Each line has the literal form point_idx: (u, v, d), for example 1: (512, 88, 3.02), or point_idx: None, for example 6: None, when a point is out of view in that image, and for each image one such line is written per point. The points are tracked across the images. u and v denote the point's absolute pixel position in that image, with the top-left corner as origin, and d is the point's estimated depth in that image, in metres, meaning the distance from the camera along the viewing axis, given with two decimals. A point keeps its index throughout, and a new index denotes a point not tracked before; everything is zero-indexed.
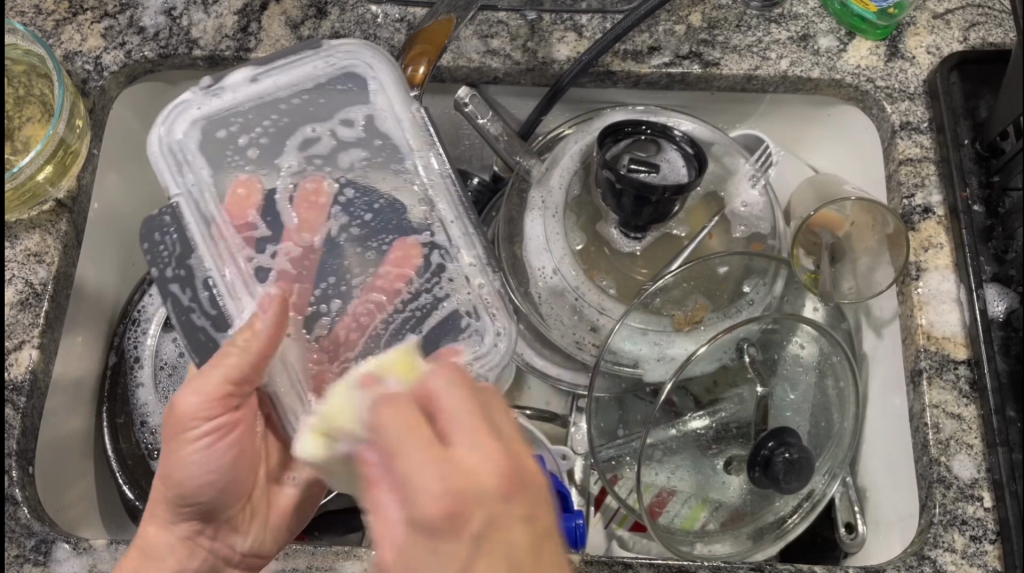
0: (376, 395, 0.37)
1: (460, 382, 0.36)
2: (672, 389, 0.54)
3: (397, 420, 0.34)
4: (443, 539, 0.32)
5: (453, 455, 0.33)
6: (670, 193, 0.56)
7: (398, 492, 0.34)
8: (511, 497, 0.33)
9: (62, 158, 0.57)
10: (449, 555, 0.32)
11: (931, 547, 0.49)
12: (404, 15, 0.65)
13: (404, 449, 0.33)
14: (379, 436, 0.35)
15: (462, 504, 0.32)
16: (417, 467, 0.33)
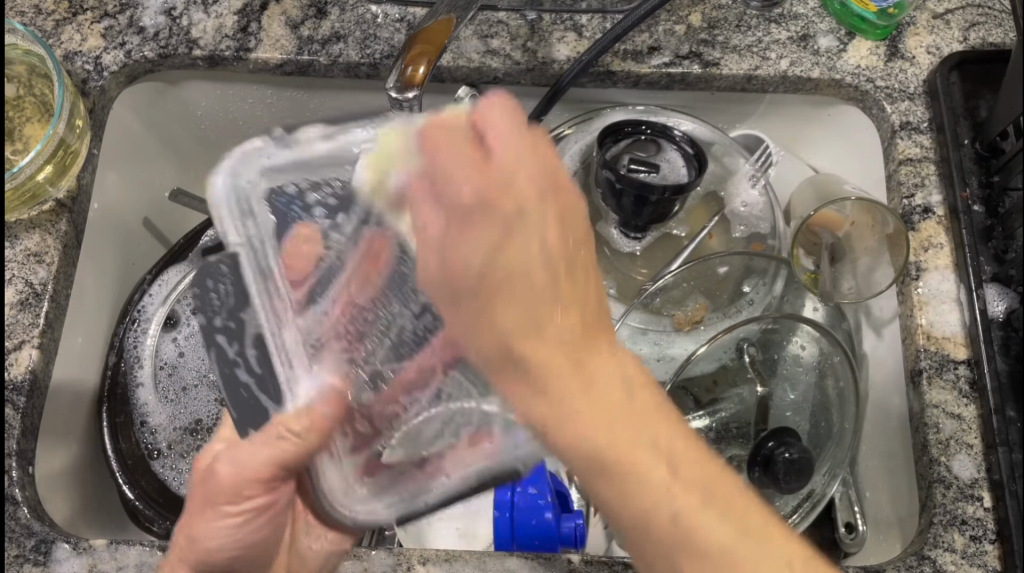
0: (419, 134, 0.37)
1: (495, 129, 0.37)
2: (672, 389, 0.56)
3: (457, 145, 0.36)
4: (479, 224, 0.36)
5: (490, 166, 0.37)
6: (669, 193, 0.56)
7: (444, 218, 0.36)
8: (574, 262, 0.38)
9: (61, 159, 0.57)
10: (486, 239, 0.36)
11: (931, 547, 0.49)
12: (403, 15, 0.65)
13: (444, 159, 0.36)
14: (434, 170, 0.36)
15: (495, 194, 0.36)
16: (453, 169, 0.36)
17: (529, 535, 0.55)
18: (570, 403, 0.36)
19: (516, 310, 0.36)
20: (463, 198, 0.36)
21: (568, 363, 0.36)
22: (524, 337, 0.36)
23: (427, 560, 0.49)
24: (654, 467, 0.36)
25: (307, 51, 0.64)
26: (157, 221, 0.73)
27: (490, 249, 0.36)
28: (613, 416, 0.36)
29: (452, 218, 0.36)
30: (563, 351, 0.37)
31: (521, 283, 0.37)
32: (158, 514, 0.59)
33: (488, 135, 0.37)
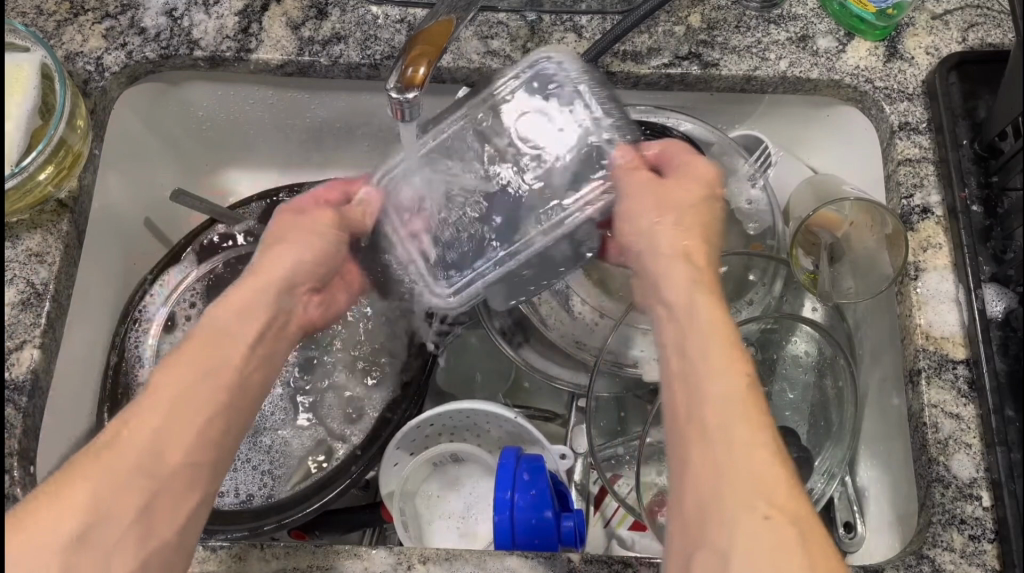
0: (698, 466, 0.39)
1: (717, 465, 0.39)
2: None
3: (722, 447, 0.39)
4: (716, 470, 0.39)
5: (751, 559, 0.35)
6: (672, 193, 0.58)
7: (697, 541, 0.38)
8: (770, 508, 0.37)
9: (61, 159, 0.57)
10: (723, 458, 0.39)
11: (930, 546, 0.49)
12: (404, 16, 0.65)
13: (706, 458, 0.39)
14: (688, 418, 0.42)
15: (704, 514, 0.38)
16: (719, 503, 0.38)
17: (528, 533, 0.53)
18: (720, 542, 0.37)
19: (700, 443, 0.40)
20: (742, 392, 0.41)
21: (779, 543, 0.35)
22: (718, 350, 0.43)
23: (427, 559, 0.49)
24: None
25: (307, 52, 0.64)
26: (158, 221, 0.73)
27: (734, 400, 0.41)
28: None
29: (695, 484, 0.39)
30: (782, 546, 0.35)
31: (711, 401, 0.41)
32: None
33: (692, 422, 0.41)
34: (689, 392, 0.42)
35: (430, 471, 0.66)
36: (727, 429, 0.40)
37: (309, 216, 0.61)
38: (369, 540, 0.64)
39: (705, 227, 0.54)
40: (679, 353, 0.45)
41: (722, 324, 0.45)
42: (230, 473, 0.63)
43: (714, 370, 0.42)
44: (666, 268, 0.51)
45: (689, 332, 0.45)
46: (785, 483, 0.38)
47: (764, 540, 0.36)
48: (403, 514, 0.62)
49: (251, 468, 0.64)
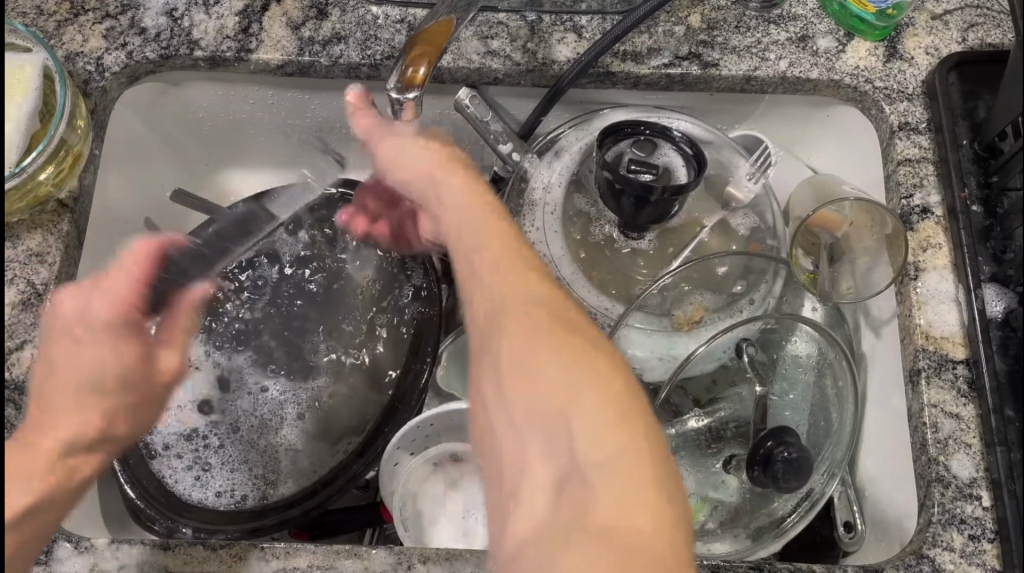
0: (481, 273, 0.44)
1: (487, 276, 0.43)
2: (671, 389, 0.57)
3: (495, 252, 0.44)
4: (495, 278, 0.43)
5: (510, 347, 0.39)
6: (669, 193, 0.56)
7: (480, 352, 0.41)
8: (539, 314, 0.40)
9: (62, 159, 0.57)
10: (487, 277, 0.43)
11: (930, 546, 0.49)
12: (404, 16, 0.65)
13: (483, 272, 0.44)
14: (465, 253, 0.46)
15: (486, 322, 0.42)
16: (491, 300, 0.42)
17: None
18: (494, 335, 0.40)
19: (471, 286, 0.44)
20: (485, 241, 0.46)
21: (539, 327, 0.39)
22: (468, 205, 0.49)
23: (427, 559, 0.49)
24: (546, 390, 0.37)
25: (308, 52, 0.64)
26: (159, 222, 0.74)
27: (485, 247, 0.45)
28: (550, 396, 0.37)
29: (475, 301, 0.43)
30: (546, 328, 0.39)
31: (473, 244, 0.46)
32: (160, 513, 0.59)
33: (471, 235, 0.47)
34: (468, 232, 0.47)
35: (430, 472, 0.66)
36: (492, 255, 0.44)
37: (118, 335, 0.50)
38: (369, 540, 0.65)
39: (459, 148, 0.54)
40: (444, 219, 0.51)
41: (475, 185, 0.51)
42: (229, 474, 0.63)
43: (452, 208, 0.50)
44: (415, 168, 0.54)
45: (441, 199, 0.51)
46: (560, 301, 0.42)
47: (524, 333, 0.39)
48: (403, 515, 0.62)
49: (251, 469, 0.63)
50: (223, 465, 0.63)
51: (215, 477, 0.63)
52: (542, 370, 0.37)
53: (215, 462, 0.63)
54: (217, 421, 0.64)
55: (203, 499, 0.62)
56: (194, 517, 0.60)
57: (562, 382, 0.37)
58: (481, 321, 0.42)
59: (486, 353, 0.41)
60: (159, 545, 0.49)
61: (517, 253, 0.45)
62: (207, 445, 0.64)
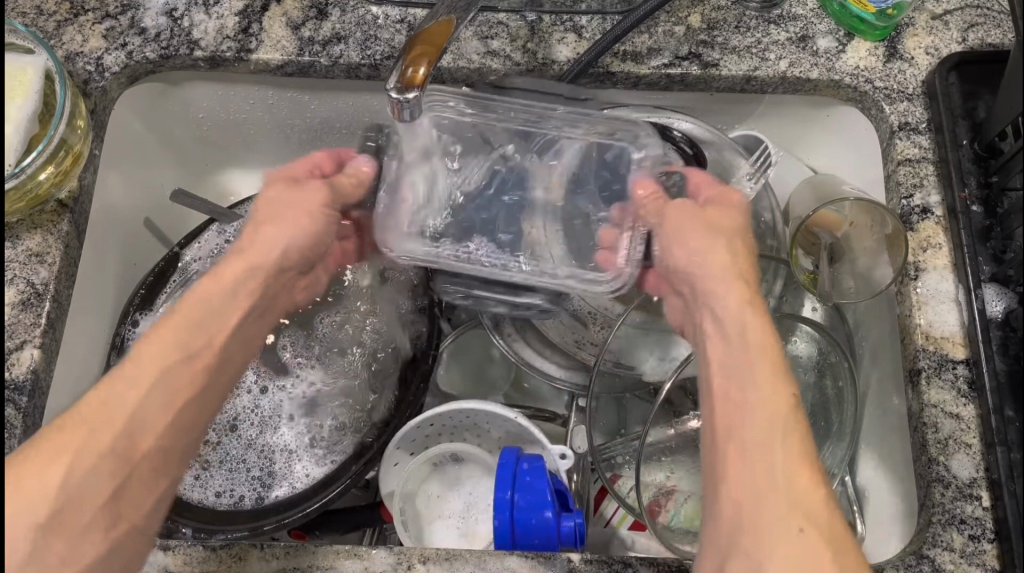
0: (761, 435, 0.42)
1: (765, 444, 0.41)
2: (672, 388, 0.56)
3: (784, 426, 0.42)
4: (763, 451, 0.41)
5: (779, 557, 0.38)
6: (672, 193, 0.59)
7: (738, 532, 0.40)
8: (818, 535, 0.38)
9: (61, 159, 0.57)
10: (762, 444, 0.42)
11: (930, 547, 0.49)
12: (404, 16, 0.65)
13: (756, 440, 0.42)
14: (722, 398, 0.45)
15: (746, 501, 0.40)
16: (757, 481, 0.41)
17: (529, 533, 0.53)
18: (757, 522, 0.39)
19: (745, 474, 0.41)
20: (781, 422, 0.42)
21: (821, 553, 0.38)
22: (740, 350, 0.46)
23: (427, 559, 0.49)
24: None
25: (307, 52, 0.64)
26: (158, 222, 0.73)
27: (776, 444, 0.41)
28: None
29: (738, 465, 0.42)
30: (822, 556, 0.38)
31: (741, 398, 0.44)
32: None
33: (742, 386, 0.44)
34: (738, 377, 0.45)
35: (430, 472, 0.66)
36: (768, 424, 0.42)
37: (305, 191, 0.58)
38: (369, 540, 0.65)
39: (752, 259, 0.52)
40: (719, 346, 0.47)
41: (762, 339, 0.46)
42: (227, 473, 0.63)
43: (717, 340, 0.48)
44: (714, 290, 0.50)
45: (734, 343, 0.47)
46: (841, 534, 0.39)
47: (808, 559, 0.37)
48: (403, 514, 0.62)
49: (248, 467, 0.64)
50: (221, 463, 0.64)
51: (212, 474, 0.63)
52: None
53: (212, 459, 0.64)
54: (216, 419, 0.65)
55: (200, 497, 0.62)
56: (193, 516, 0.60)
57: None
58: (745, 498, 0.41)
59: (742, 537, 0.39)
60: (158, 545, 0.49)
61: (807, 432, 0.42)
62: (206, 443, 0.64)
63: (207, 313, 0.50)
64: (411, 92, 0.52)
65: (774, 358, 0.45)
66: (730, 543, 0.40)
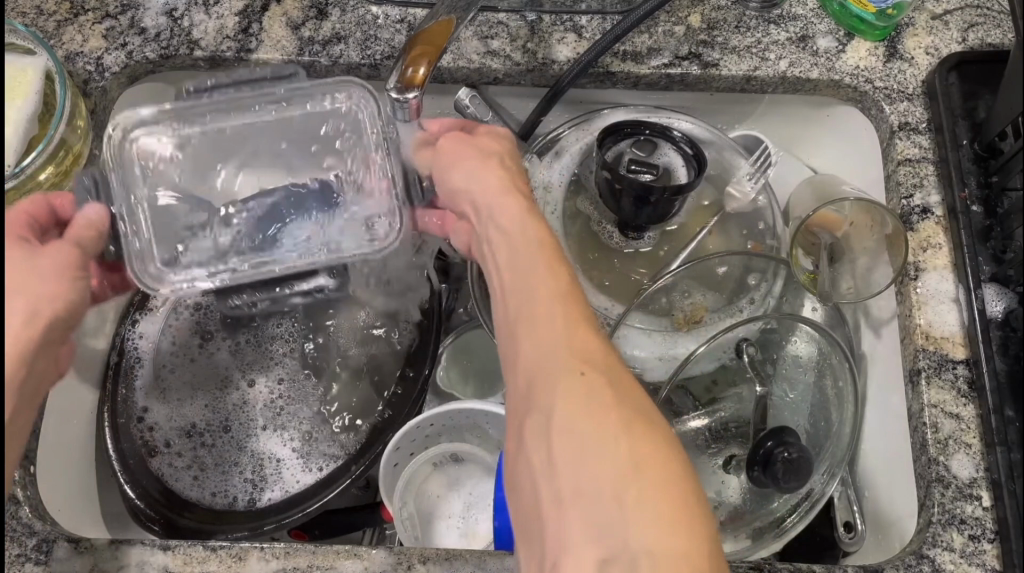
0: (541, 296, 0.44)
1: (553, 305, 0.43)
2: (672, 387, 0.57)
3: (555, 296, 0.44)
4: (564, 309, 0.43)
5: (553, 391, 0.39)
6: (669, 193, 0.56)
7: (530, 375, 0.41)
8: (597, 379, 0.39)
9: (61, 160, 0.58)
10: (569, 310, 0.43)
11: (930, 547, 0.49)
12: (404, 16, 0.65)
13: (535, 306, 0.44)
14: (514, 275, 0.48)
15: (566, 348, 0.41)
16: (532, 339, 0.42)
17: None
18: (544, 366, 0.41)
19: (540, 327, 0.43)
20: (558, 357, 0.40)
21: (584, 389, 0.39)
22: (522, 242, 0.49)
23: (427, 559, 0.49)
24: (613, 441, 0.37)
25: (307, 52, 0.64)
26: None
27: (574, 317, 0.43)
28: (601, 453, 0.36)
29: (522, 331, 0.44)
30: (609, 394, 0.39)
31: (527, 280, 0.46)
32: (160, 514, 0.60)
33: (523, 265, 0.47)
34: (525, 259, 0.48)
35: (430, 472, 0.66)
36: (558, 293, 0.44)
37: (42, 255, 0.53)
38: (369, 540, 0.65)
39: (520, 176, 0.57)
40: (506, 273, 0.48)
41: (546, 237, 0.49)
42: (222, 473, 0.63)
43: (504, 224, 0.52)
44: (501, 205, 0.53)
45: (520, 269, 0.47)
46: (635, 387, 0.40)
47: (576, 395, 0.39)
48: (403, 514, 0.62)
49: (243, 469, 0.63)
50: (217, 464, 0.63)
51: (209, 476, 0.62)
52: (571, 428, 0.38)
53: (210, 461, 0.63)
54: (213, 420, 0.64)
55: (196, 497, 0.62)
56: (193, 516, 0.60)
57: (619, 453, 0.36)
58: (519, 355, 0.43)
59: (536, 377, 0.41)
60: (159, 545, 0.49)
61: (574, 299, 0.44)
62: (203, 442, 0.63)
63: (10, 399, 0.47)
64: (411, 93, 0.53)
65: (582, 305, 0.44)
66: (526, 385, 0.41)
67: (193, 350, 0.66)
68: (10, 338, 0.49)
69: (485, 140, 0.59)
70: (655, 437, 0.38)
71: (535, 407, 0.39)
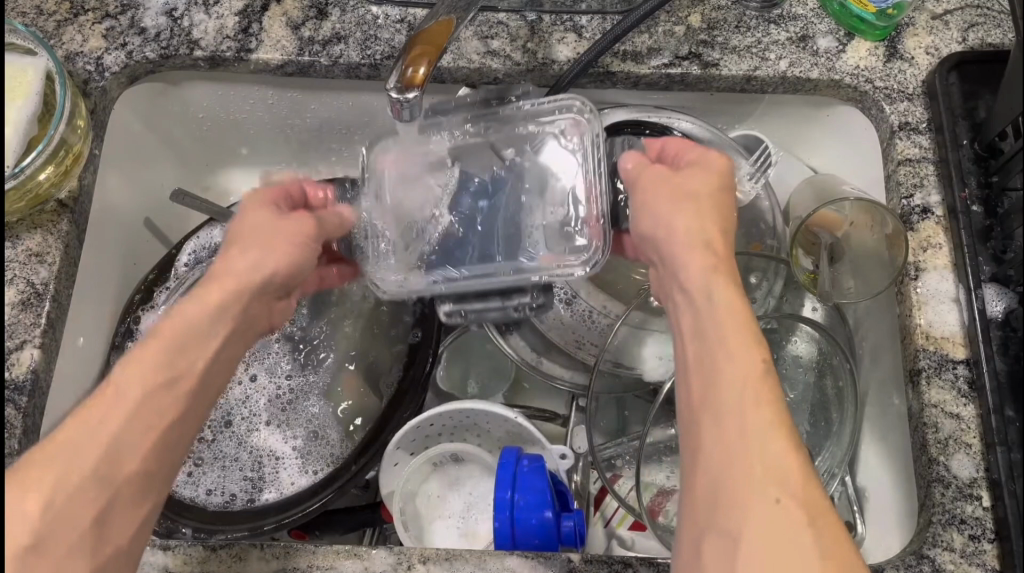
0: (713, 293, 0.42)
1: (721, 301, 0.42)
2: None
3: (728, 304, 0.42)
4: (737, 320, 0.41)
5: (725, 411, 0.38)
6: None
7: (700, 381, 0.40)
8: (769, 407, 0.38)
9: (62, 159, 0.57)
10: (737, 315, 0.41)
11: (930, 546, 0.49)
12: (404, 16, 0.65)
13: (717, 307, 0.42)
14: (665, 248, 0.47)
15: (706, 364, 0.40)
16: (722, 341, 0.40)
17: (529, 533, 0.53)
18: (719, 369, 0.39)
19: (707, 331, 0.41)
20: (755, 454, 0.36)
21: (761, 422, 0.37)
22: (681, 219, 0.47)
23: (427, 559, 0.49)
24: (767, 480, 0.35)
25: (307, 52, 0.64)
26: (158, 222, 0.73)
27: (742, 326, 0.40)
28: (769, 500, 0.35)
29: (696, 329, 0.42)
30: (771, 432, 0.37)
31: (692, 267, 0.44)
32: (160, 512, 0.59)
33: (676, 231, 0.47)
34: (676, 242, 0.46)
35: (430, 472, 0.66)
36: (731, 303, 0.42)
37: (283, 221, 0.54)
38: (369, 540, 0.65)
39: (723, 216, 0.48)
40: (695, 359, 0.41)
41: (709, 234, 0.46)
42: (219, 472, 0.63)
43: (665, 205, 0.49)
44: (684, 261, 0.45)
45: (707, 338, 0.41)
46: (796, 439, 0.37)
47: (753, 430, 0.37)
48: (403, 515, 0.62)
49: (240, 468, 0.63)
50: (214, 462, 0.63)
51: (203, 473, 0.63)
52: (742, 449, 0.37)
53: (205, 458, 0.63)
54: (212, 418, 0.65)
55: (191, 496, 0.61)
56: (193, 516, 0.60)
57: (776, 501, 0.35)
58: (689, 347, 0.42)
59: (697, 386, 0.40)
60: (158, 545, 0.49)
61: (747, 313, 0.41)
62: (201, 441, 0.64)
63: (199, 334, 0.44)
64: (412, 92, 0.53)
65: (782, 402, 0.38)
66: (696, 396, 0.40)
67: None
68: (233, 281, 0.48)
69: (685, 177, 0.51)
70: (813, 491, 0.36)
71: (698, 412, 0.39)
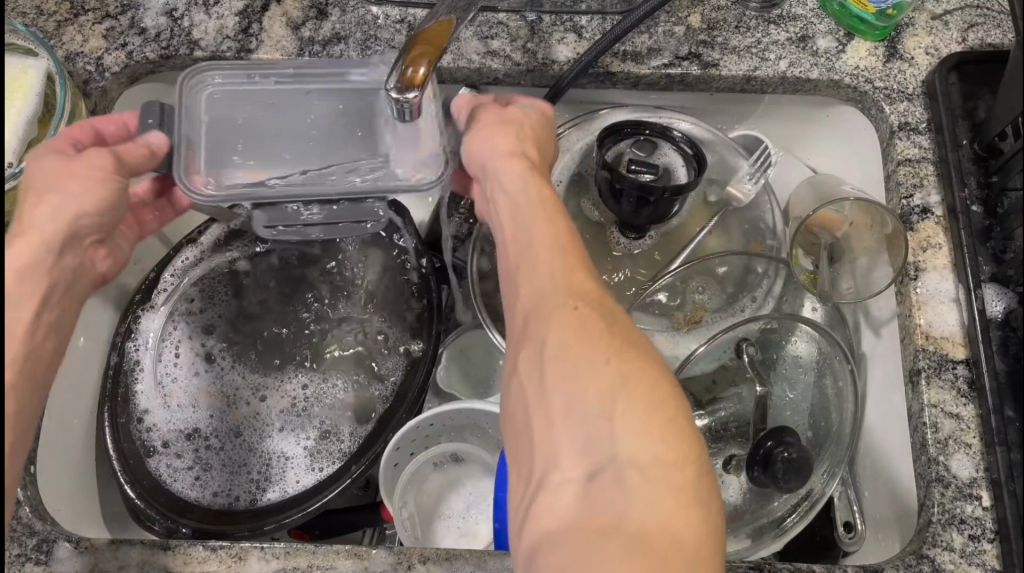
0: (515, 209, 0.49)
1: (532, 224, 0.47)
2: None
3: (526, 210, 0.48)
4: (553, 246, 0.45)
5: (554, 330, 0.41)
6: (669, 193, 0.56)
7: (527, 315, 0.44)
8: (613, 329, 0.41)
9: None
10: (550, 246, 0.45)
11: (930, 547, 0.50)
12: (404, 16, 0.65)
13: (534, 230, 0.47)
14: (501, 201, 0.51)
15: (537, 303, 0.43)
16: (538, 263, 0.45)
17: None
18: (544, 289, 0.43)
19: (527, 263, 0.46)
20: (553, 294, 0.43)
21: (589, 336, 0.40)
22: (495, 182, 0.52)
23: (427, 559, 0.49)
24: (599, 389, 0.38)
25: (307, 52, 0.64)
26: None
27: (554, 247, 0.45)
28: (587, 401, 0.38)
29: (513, 265, 0.47)
30: (595, 339, 0.40)
31: (513, 200, 0.49)
32: (160, 514, 0.59)
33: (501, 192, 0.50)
34: (510, 181, 0.50)
35: (430, 472, 0.66)
36: (542, 224, 0.47)
37: (79, 160, 0.50)
38: (369, 540, 0.65)
39: (543, 148, 0.53)
40: (510, 234, 0.48)
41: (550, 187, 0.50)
42: (226, 475, 0.62)
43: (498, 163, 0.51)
44: (526, 197, 0.48)
45: (526, 232, 0.47)
46: (614, 319, 0.42)
47: (570, 332, 0.40)
48: (403, 514, 0.62)
49: (247, 472, 0.62)
50: (221, 465, 0.62)
51: (211, 476, 0.62)
52: (578, 372, 0.39)
53: (214, 462, 0.62)
54: (221, 425, 0.64)
55: (197, 497, 0.61)
56: (194, 516, 0.60)
57: (603, 407, 0.38)
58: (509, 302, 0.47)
59: (529, 302, 0.44)
60: (159, 545, 0.50)
61: (572, 246, 0.46)
62: (208, 447, 0.63)
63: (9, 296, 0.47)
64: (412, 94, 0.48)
65: (576, 246, 0.46)
66: (522, 318, 0.44)
67: (199, 359, 0.65)
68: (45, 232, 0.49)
69: (516, 108, 0.54)
70: (647, 398, 0.38)
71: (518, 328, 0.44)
